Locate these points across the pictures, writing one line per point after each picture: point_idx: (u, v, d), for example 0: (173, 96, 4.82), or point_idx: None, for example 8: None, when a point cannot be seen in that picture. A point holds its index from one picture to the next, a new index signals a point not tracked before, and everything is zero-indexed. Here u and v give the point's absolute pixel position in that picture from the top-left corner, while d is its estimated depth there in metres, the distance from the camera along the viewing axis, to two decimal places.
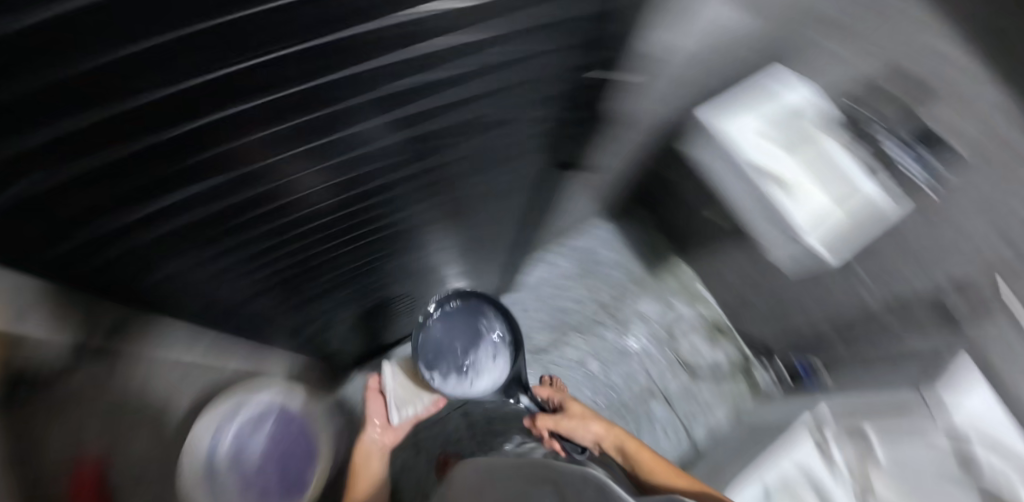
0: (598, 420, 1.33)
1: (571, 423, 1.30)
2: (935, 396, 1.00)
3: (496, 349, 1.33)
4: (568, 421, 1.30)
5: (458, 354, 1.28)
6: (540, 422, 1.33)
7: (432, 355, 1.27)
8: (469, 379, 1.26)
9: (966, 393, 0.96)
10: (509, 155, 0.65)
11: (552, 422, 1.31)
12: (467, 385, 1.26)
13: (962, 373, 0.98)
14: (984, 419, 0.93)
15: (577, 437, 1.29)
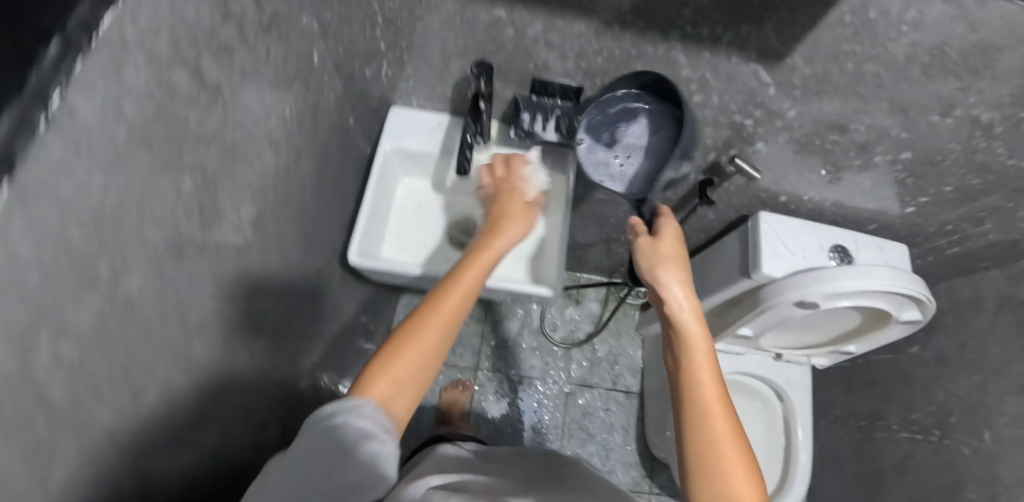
0: (683, 283, 0.64)
1: (657, 249, 0.68)
2: (760, 277, 0.98)
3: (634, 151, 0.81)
4: (647, 241, 0.69)
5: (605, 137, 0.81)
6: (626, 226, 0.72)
7: (594, 109, 0.80)
8: (623, 168, 0.82)
9: (775, 232, 0.99)
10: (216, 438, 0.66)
11: (636, 233, 0.71)
12: (618, 170, 0.82)
13: (767, 224, 0.99)
14: (807, 246, 0.98)
15: (641, 264, 0.68)
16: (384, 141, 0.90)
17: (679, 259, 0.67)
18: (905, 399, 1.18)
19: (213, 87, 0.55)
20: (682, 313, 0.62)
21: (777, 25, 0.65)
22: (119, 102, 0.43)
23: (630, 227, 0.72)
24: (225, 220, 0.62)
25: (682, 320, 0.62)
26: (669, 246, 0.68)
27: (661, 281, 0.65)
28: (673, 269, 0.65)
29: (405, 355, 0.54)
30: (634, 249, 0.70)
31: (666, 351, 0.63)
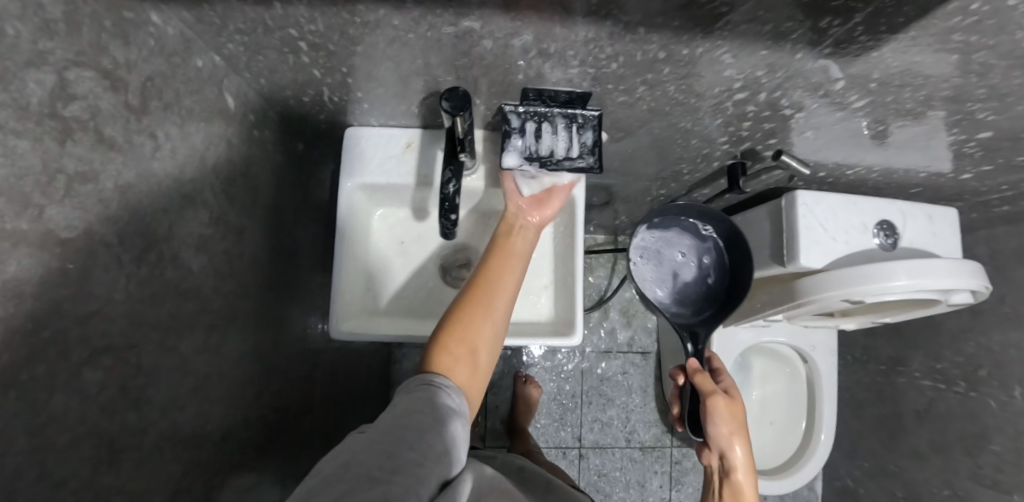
0: (745, 454, 0.67)
1: (727, 420, 0.65)
2: (796, 268, 0.86)
3: (678, 277, 0.76)
4: (726, 407, 0.65)
5: (662, 250, 0.76)
6: (699, 378, 0.66)
7: (670, 224, 0.76)
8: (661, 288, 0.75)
9: (812, 212, 0.84)
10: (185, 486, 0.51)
11: (712, 393, 0.65)
12: (655, 285, 0.75)
13: (805, 202, 0.84)
14: (847, 227, 0.85)
15: (712, 429, 0.66)
16: (344, 178, 0.70)
17: (745, 434, 0.66)
18: (930, 347, 1.10)
19: (86, 239, 0.40)
20: (743, 486, 0.67)
21: (870, 16, 0.48)
22: None
23: (703, 381, 0.66)
24: (170, 367, 0.50)
25: (743, 492, 0.67)
26: (740, 417, 0.67)
27: (729, 451, 0.66)
28: (742, 441, 0.66)
29: (456, 332, 0.56)
30: (704, 410, 0.66)
31: (714, 500, 0.69)
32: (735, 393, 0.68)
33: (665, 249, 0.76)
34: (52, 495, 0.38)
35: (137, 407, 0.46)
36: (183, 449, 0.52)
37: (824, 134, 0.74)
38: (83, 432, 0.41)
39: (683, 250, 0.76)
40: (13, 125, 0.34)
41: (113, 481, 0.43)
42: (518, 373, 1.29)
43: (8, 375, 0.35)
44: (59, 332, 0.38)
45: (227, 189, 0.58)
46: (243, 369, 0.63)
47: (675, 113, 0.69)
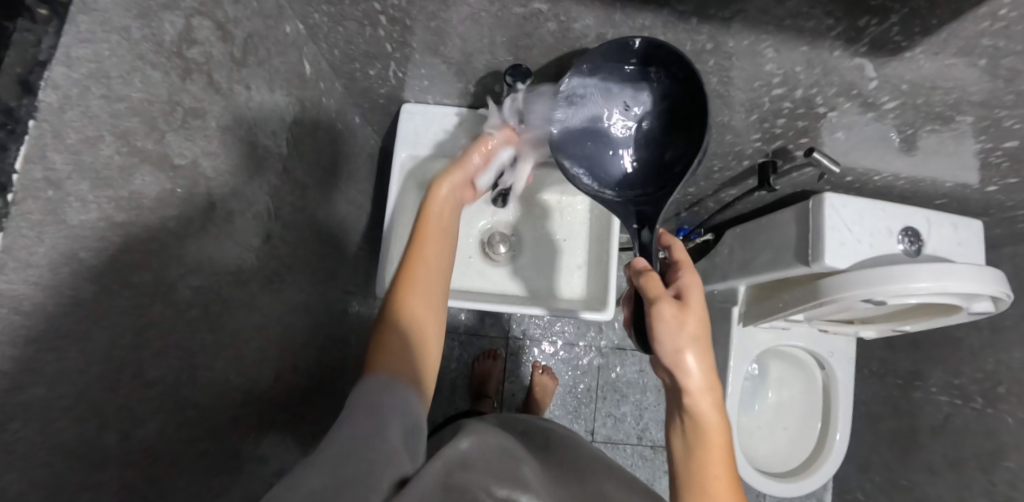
0: (710, 381, 0.47)
1: (667, 321, 0.48)
2: (820, 267, 0.89)
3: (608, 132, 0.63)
4: (675, 312, 0.48)
5: (592, 107, 0.62)
6: (642, 279, 0.51)
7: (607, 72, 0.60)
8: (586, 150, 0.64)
9: (837, 214, 0.88)
10: (239, 415, 0.55)
11: (657, 296, 0.49)
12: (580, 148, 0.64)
13: (831, 204, 0.88)
14: (871, 232, 0.89)
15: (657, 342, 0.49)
16: (400, 150, 0.76)
17: (704, 348, 0.48)
18: (948, 362, 1.11)
19: (190, 168, 0.45)
20: (704, 413, 0.47)
21: (906, 16, 0.52)
22: (71, 264, 0.34)
23: (647, 283, 0.50)
24: (240, 300, 0.54)
25: (704, 425, 0.47)
26: (700, 325, 0.48)
27: (685, 376, 0.47)
28: (702, 358, 0.47)
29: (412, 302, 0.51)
30: (648, 318, 0.49)
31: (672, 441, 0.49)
32: (693, 294, 0.50)
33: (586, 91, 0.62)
34: (145, 392, 0.42)
35: (215, 331, 0.50)
36: (244, 380, 0.56)
37: (853, 137, 0.78)
38: (174, 341, 0.45)
39: (625, 101, 0.62)
40: (150, 57, 0.39)
41: (192, 395, 0.48)
42: (536, 362, 1.32)
43: (123, 275, 0.39)
44: (163, 247, 0.43)
45: (297, 148, 0.64)
46: (296, 316, 0.67)
47: (714, 106, 0.73)
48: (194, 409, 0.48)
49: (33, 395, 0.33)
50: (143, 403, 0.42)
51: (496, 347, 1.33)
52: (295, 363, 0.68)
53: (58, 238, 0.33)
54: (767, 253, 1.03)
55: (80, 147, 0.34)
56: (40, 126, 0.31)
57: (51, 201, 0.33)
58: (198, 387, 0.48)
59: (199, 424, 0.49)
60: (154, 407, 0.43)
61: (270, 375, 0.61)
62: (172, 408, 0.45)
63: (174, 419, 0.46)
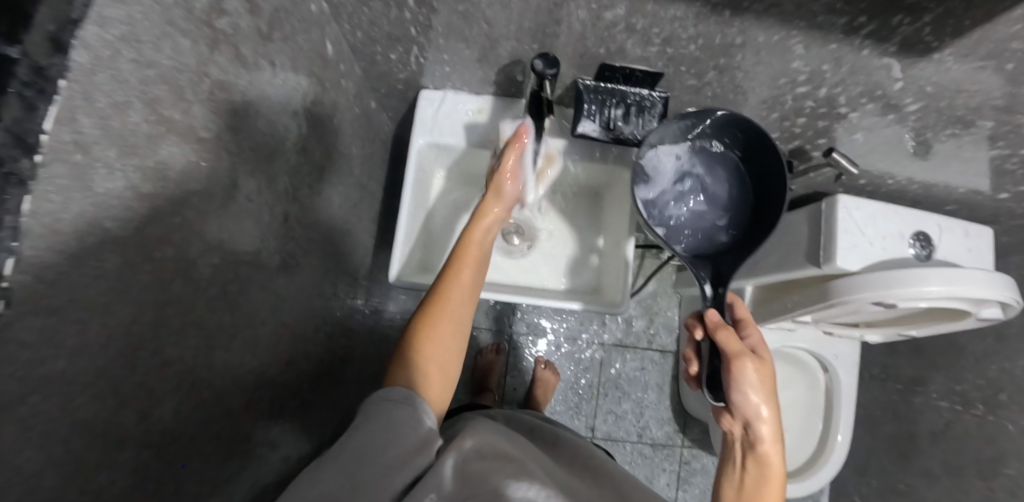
0: (776, 427, 0.56)
1: (752, 380, 0.55)
2: (831, 269, 0.89)
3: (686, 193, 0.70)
4: (755, 370, 0.55)
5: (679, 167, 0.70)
6: (722, 336, 0.56)
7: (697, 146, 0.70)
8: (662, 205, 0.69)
9: (849, 216, 0.89)
10: (249, 399, 0.54)
11: (739, 353, 0.55)
12: (657, 198, 0.69)
13: (844, 206, 0.89)
14: (883, 236, 0.89)
15: (737, 395, 0.56)
16: (418, 135, 0.75)
17: (775, 401, 0.56)
18: (951, 369, 1.11)
19: (214, 142, 0.44)
20: (772, 461, 0.55)
21: (940, 17, 0.51)
22: (96, 233, 0.33)
23: (727, 340, 0.56)
24: (256, 280, 0.53)
25: (771, 468, 0.55)
26: (771, 381, 0.56)
27: (756, 424, 0.55)
28: (773, 409, 0.55)
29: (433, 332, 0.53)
30: (729, 373, 0.56)
31: (732, 480, 0.56)
32: (763, 351, 0.58)
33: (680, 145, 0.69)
34: (162, 371, 0.41)
35: (232, 311, 0.49)
36: (257, 363, 0.55)
37: (869, 139, 0.79)
38: (194, 320, 0.44)
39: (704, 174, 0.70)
40: (180, 24, 0.38)
41: (208, 378, 0.47)
42: (539, 358, 1.32)
43: (144, 249, 0.38)
44: (185, 222, 0.41)
45: (316, 129, 0.63)
46: (307, 300, 0.66)
47: (735, 102, 0.73)
48: (210, 390, 0.47)
49: (55, 367, 0.31)
50: (164, 381, 0.41)
51: (499, 341, 1.32)
52: (305, 348, 0.67)
53: (84, 205, 0.32)
54: (776, 253, 1.03)
55: (108, 112, 0.33)
56: (70, 86, 0.30)
57: (79, 165, 0.31)
58: (214, 369, 0.47)
59: (212, 406, 0.48)
60: (173, 385, 0.42)
61: (280, 359, 0.60)
62: (190, 388, 0.44)
63: (190, 399, 0.44)
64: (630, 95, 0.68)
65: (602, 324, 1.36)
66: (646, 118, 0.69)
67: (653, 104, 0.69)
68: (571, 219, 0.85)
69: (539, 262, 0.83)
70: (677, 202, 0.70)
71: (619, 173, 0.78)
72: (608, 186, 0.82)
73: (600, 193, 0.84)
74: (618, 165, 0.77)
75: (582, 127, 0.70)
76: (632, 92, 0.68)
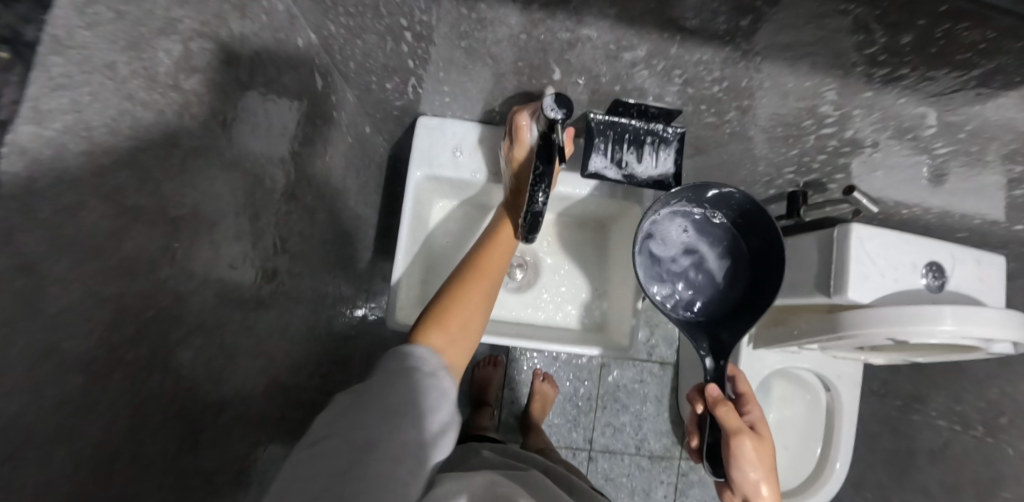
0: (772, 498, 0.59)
1: (754, 463, 0.58)
2: (842, 300, 0.87)
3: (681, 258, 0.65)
4: (756, 451, 0.57)
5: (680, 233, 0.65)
6: (728, 420, 0.58)
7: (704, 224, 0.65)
8: (650, 256, 0.65)
9: (864, 246, 0.85)
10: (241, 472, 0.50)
11: (742, 437, 0.58)
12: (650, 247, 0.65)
13: (859, 236, 0.85)
14: (897, 266, 0.86)
15: (739, 474, 0.58)
16: (415, 166, 0.69)
17: (773, 478, 0.59)
18: (952, 389, 1.10)
19: (191, 216, 0.39)
20: None
21: (990, 70, 0.47)
22: (49, 358, 0.29)
23: (731, 421, 0.57)
24: (244, 347, 0.49)
25: None
26: (767, 455, 0.59)
27: (754, 496, 0.59)
28: (770, 483, 0.58)
29: (457, 312, 0.52)
30: (729, 450, 0.58)
31: None
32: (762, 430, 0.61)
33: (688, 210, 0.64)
34: (141, 475, 0.37)
35: (220, 387, 0.46)
36: (247, 432, 0.51)
37: (886, 175, 0.75)
38: (176, 411, 0.40)
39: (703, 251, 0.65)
40: (142, 95, 0.33)
41: (193, 466, 0.43)
42: (537, 370, 1.29)
43: (116, 353, 0.33)
44: (161, 312, 0.37)
45: (304, 171, 0.57)
46: (300, 349, 0.62)
47: (755, 137, 0.68)
48: (196, 477, 0.43)
49: None
50: (146, 484, 0.38)
51: (497, 354, 1.30)
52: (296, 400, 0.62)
53: (32, 332, 0.28)
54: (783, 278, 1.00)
55: (56, 221, 0.28)
56: (6, 203, 0.25)
57: (23, 290, 0.27)
58: (199, 456, 0.43)
59: (199, 492, 0.44)
60: (153, 488, 0.38)
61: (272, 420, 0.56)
62: (173, 484, 0.40)
63: (174, 494, 0.41)
64: (648, 126, 0.63)
65: None
66: (664, 151, 0.63)
67: (672, 139, 0.63)
68: (579, 249, 0.81)
69: (545, 293, 0.79)
70: (668, 263, 0.65)
71: (626, 207, 0.73)
72: (614, 217, 0.78)
73: (607, 223, 0.80)
74: (629, 197, 0.72)
75: (593, 165, 0.64)
76: (651, 126, 0.63)
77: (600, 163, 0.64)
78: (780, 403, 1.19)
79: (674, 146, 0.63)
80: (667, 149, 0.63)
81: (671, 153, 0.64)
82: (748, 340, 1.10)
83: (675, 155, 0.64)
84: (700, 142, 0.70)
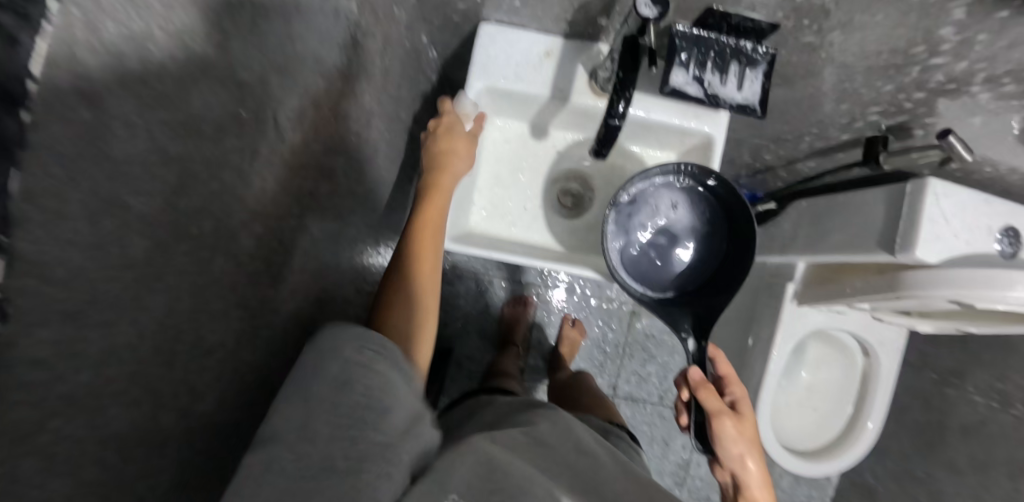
0: (762, 474, 0.57)
1: (735, 439, 0.56)
2: (906, 259, 0.81)
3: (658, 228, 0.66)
4: (734, 425, 0.56)
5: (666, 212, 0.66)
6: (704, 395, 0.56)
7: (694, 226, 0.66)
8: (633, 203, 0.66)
9: (939, 203, 0.79)
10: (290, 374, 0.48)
11: (720, 411, 0.56)
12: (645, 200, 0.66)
13: (936, 191, 0.79)
14: (971, 228, 0.80)
15: (723, 452, 0.57)
16: (474, 77, 0.63)
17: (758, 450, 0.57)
18: (996, 367, 1.04)
19: (256, 86, 0.35)
20: None
21: None
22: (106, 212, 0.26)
23: (707, 396, 0.56)
24: (300, 247, 0.46)
25: None
26: (751, 430, 0.57)
27: (743, 473, 0.57)
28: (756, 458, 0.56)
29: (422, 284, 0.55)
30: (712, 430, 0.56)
31: None
32: (742, 404, 0.59)
33: (658, 200, 0.66)
34: (202, 361, 0.35)
35: (276, 284, 0.43)
36: (296, 336, 0.48)
37: (984, 126, 0.67)
38: (237, 300, 0.38)
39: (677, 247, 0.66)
40: None
41: (251, 359, 0.41)
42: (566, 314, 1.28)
43: (178, 225, 0.31)
44: (226, 188, 0.34)
45: (364, 65, 0.53)
46: (348, 260, 0.59)
47: (851, 65, 0.61)
48: (251, 374, 0.41)
49: (76, 382, 0.26)
50: (207, 372, 0.36)
51: (527, 295, 1.28)
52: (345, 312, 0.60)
53: (99, 181, 0.25)
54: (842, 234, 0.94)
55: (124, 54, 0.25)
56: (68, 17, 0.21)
57: (87, 124, 0.24)
58: (256, 353, 0.42)
59: (254, 388, 0.42)
60: (213, 375, 0.37)
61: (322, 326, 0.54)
62: (230, 375, 0.39)
63: (232, 385, 0.39)
64: (739, 45, 0.56)
65: None
66: (752, 75, 0.57)
67: (762, 61, 0.57)
68: None
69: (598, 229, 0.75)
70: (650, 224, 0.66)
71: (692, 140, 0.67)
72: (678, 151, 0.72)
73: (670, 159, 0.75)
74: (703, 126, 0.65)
75: (675, 81, 0.57)
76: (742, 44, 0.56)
77: (681, 79, 0.57)
78: (814, 366, 1.16)
79: (765, 69, 0.57)
80: (758, 73, 0.57)
81: (762, 77, 0.57)
82: (792, 297, 1.06)
83: (766, 79, 0.57)
84: (787, 67, 0.63)
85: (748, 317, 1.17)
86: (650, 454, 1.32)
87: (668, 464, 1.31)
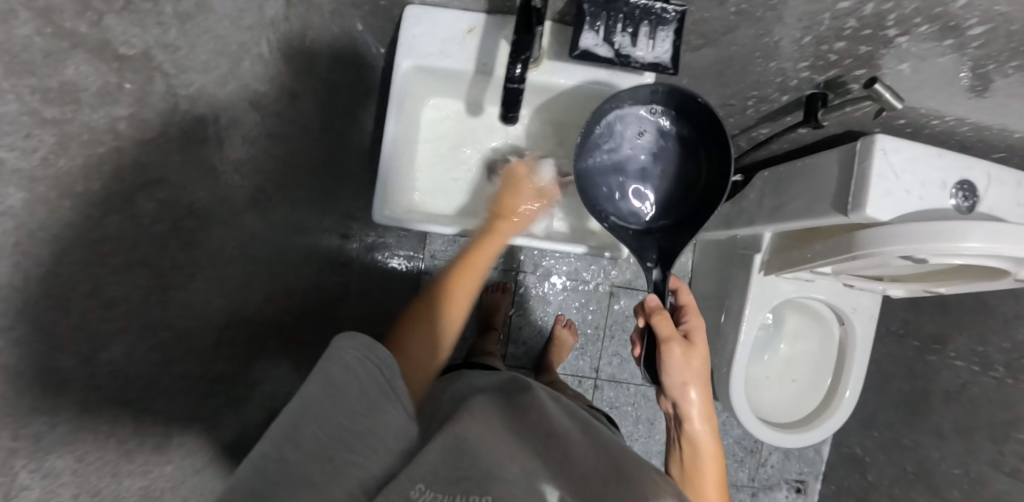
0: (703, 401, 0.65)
1: (678, 368, 0.62)
2: (859, 218, 0.80)
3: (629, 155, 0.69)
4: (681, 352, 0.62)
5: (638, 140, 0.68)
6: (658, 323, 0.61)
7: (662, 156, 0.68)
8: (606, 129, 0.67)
9: (888, 158, 0.78)
10: (219, 338, 0.51)
11: (670, 338, 0.62)
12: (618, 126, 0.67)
13: (885, 146, 0.78)
14: (924, 182, 0.79)
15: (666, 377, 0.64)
16: (400, 57, 0.66)
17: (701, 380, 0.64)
18: (975, 328, 1.02)
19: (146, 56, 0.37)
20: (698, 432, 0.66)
21: None
22: None
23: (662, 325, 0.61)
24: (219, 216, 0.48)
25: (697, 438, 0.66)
26: (699, 359, 0.64)
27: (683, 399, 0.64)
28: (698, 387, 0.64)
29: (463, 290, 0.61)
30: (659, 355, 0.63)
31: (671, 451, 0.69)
32: (695, 335, 0.65)
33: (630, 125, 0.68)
34: (104, 311, 0.38)
35: (190, 249, 0.45)
36: (225, 302, 0.51)
37: (917, 73, 0.67)
38: (141, 259, 0.40)
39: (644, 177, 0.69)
40: None
41: (166, 318, 0.43)
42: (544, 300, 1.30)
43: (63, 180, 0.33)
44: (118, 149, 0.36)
45: (285, 46, 0.56)
46: (285, 236, 0.62)
47: (768, 20, 0.61)
48: (168, 332, 0.44)
49: None
50: (110, 322, 0.38)
51: (505, 280, 1.30)
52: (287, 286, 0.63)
53: None
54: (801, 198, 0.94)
55: None
56: None
57: None
58: (173, 312, 0.44)
59: (172, 346, 0.45)
60: (118, 325, 0.39)
61: (257, 297, 0.57)
62: (140, 329, 0.41)
63: (144, 339, 0.42)
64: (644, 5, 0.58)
65: (612, 262, 1.31)
66: (663, 33, 0.58)
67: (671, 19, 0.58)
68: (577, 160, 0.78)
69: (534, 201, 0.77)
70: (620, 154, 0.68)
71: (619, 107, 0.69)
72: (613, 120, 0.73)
73: None
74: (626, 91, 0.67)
75: (586, 41, 0.60)
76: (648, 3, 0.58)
77: (591, 40, 0.60)
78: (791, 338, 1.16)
79: (675, 26, 0.58)
80: (669, 31, 0.58)
81: (673, 34, 0.58)
82: (761, 267, 1.05)
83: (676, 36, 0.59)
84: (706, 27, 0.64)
85: (723, 291, 1.17)
86: (634, 434, 1.32)
87: (654, 444, 1.31)
